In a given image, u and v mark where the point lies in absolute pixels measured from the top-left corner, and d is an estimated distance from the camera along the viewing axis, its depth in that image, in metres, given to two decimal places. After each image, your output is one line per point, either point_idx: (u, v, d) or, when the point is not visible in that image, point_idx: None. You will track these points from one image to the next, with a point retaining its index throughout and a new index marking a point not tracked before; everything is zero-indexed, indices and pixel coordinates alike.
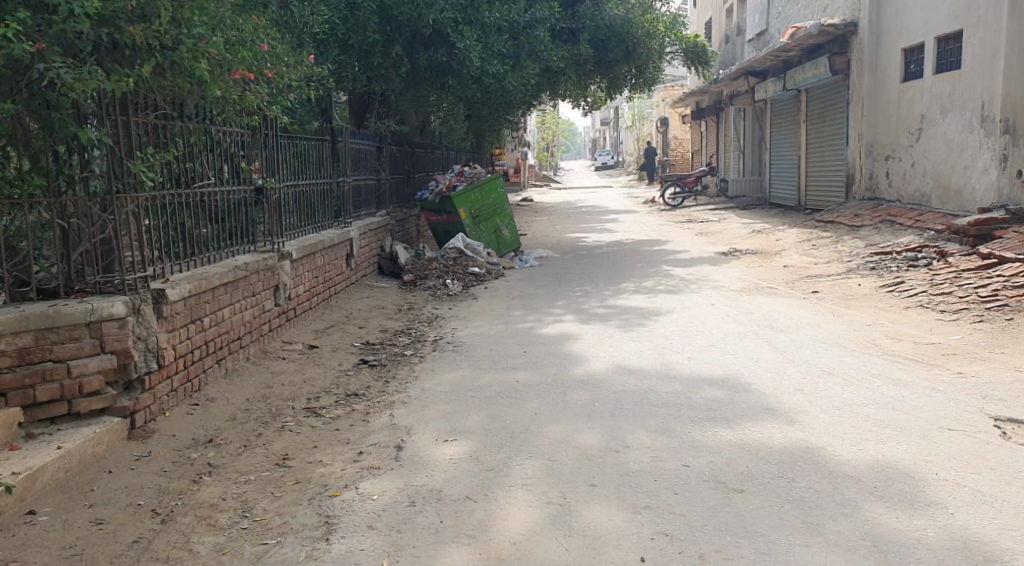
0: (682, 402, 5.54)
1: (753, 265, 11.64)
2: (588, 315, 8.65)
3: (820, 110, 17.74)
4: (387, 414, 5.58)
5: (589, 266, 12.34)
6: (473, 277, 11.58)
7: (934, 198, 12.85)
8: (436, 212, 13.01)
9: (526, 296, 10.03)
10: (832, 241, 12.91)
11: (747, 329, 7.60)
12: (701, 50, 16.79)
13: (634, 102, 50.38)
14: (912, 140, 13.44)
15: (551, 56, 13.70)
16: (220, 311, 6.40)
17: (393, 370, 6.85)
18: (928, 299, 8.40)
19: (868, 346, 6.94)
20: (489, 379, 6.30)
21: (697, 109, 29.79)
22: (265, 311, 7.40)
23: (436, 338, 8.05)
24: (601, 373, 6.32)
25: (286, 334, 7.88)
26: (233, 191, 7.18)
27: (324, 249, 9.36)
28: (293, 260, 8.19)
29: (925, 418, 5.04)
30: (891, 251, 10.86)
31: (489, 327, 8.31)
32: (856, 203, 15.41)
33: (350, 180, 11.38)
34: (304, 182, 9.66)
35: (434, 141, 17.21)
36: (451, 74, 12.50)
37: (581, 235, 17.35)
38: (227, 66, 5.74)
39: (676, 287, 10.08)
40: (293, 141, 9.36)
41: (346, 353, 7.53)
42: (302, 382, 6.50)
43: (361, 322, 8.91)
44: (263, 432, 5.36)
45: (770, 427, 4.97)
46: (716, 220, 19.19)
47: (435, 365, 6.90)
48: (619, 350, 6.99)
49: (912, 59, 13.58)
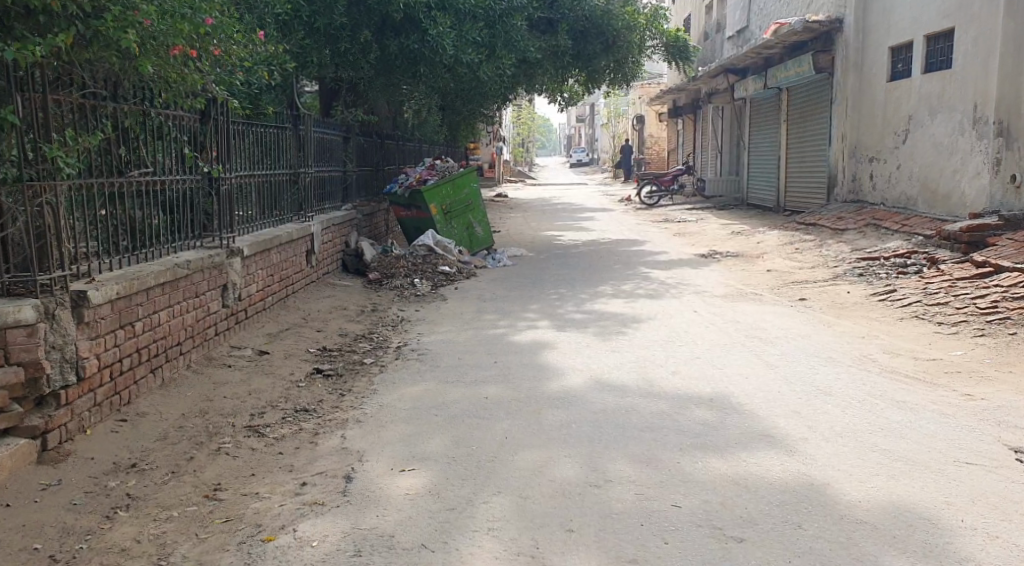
0: (667, 425, 4.99)
1: (736, 270, 11.12)
2: (564, 321, 8.08)
3: (803, 109, 17.30)
4: (338, 435, 4.99)
5: (564, 267, 11.77)
6: (443, 277, 10.96)
7: (920, 202, 12.43)
8: (405, 206, 12.38)
9: (497, 299, 9.42)
10: (816, 244, 12.45)
11: (734, 340, 7.08)
12: (683, 45, 16.22)
13: (611, 100, 49.92)
14: (898, 141, 13.02)
15: (528, 47, 13.10)
16: (157, 315, 5.78)
17: (349, 381, 6.26)
18: (923, 310, 7.92)
19: (864, 361, 6.43)
20: (455, 393, 5.70)
21: (674, 107, 29.34)
22: (210, 313, 6.79)
23: (399, 344, 7.45)
24: (578, 389, 5.75)
25: (234, 338, 7.27)
26: (177, 181, 6.54)
27: (281, 245, 8.71)
28: (245, 258, 7.56)
29: (938, 449, 4.53)
30: (879, 257, 10.40)
31: (457, 333, 7.72)
32: (838, 205, 14.98)
33: (313, 171, 10.74)
34: (261, 173, 9.01)
35: (407, 134, 16.57)
36: (423, 62, 11.86)
37: (556, 233, 16.76)
38: (167, 40, 5.10)
39: (656, 292, 9.54)
40: (250, 128, 8.70)
41: (299, 360, 6.92)
42: (246, 395, 5.90)
43: (319, 325, 8.28)
44: (196, 454, 4.76)
45: (767, 458, 4.43)
46: (694, 220, 18.71)
47: (397, 376, 6.29)
48: (598, 362, 6.42)
49: (900, 58, 13.15)
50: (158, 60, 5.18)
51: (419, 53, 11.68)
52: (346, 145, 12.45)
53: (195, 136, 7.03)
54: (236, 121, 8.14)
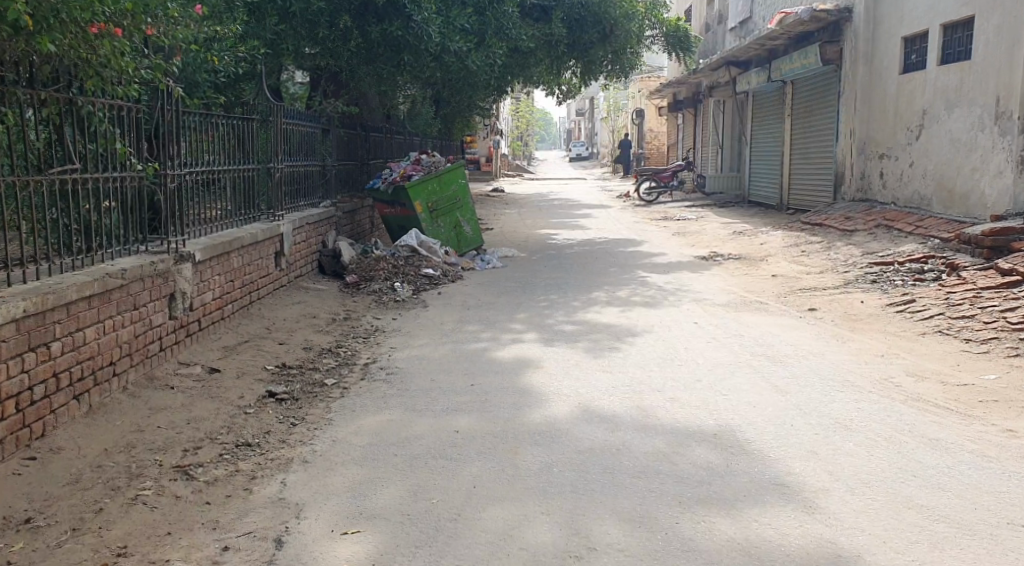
0: (665, 469, 4.26)
1: (739, 274, 10.39)
2: (551, 333, 7.35)
3: (808, 103, 16.55)
4: (278, 480, 4.28)
5: (557, 270, 11.03)
6: (425, 280, 10.21)
7: (935, 202, 11.70)
8: (389, 204, 11.64)
9: (481, 306, 8.67)
10: (823, 246, 11.72)
11: (738, 358, 6.36)
12: (684, 34, 15.46)
13: (611, 93, 49.11)
14: (912, 137, 12.27)
15: (520, 35, 12.33)
16: (82, 332, 5.05)
17: (303, 408, 5.53)
18: (947, 323, 7.18)
19: (886, 387, 5.69)
20: (421, 425, 4.96)
21: (675, 100, 28.55)
22: (153, 327, 6.05)
23: (367, 360, 6.72)
24: (561, 421, 5.01)
25: (183, 353, 6.53)
26: (113, 180, 5.86)
27: (243, 248, 7.96)
28: (197, 263, 6.82)
29: (985, 508, 3.82)
30: (892, 262, 9.66)
31: (433, 347, 6.98)
32: (845, 204, 14.24)
33: (286, 166, 9.99)
34: (224, 168, 8.27)
35: (398, 127, 15.84)
36: (407, 50, 11.09)
37: (551, 231, 16.03)
38: (80, 17, 4.40)
39: (652, 299, 8.82)
40: (211, 120, 7.96)
41: (252, 380, 6.20)
42: (184, 425, 5.17)
43: (282, 337, 7.54)
44: (106, 504, 4.04)
45: (782, 516, 3.73)
46: (693, 218, 17.99)
47: (358, 402, 5.55)
48: (586, 386, 5.69)
49: (913, 49, 12.42)
50: (70, 38, 4.48)
51: (402, 40, 10.91)
52: (325, 138, 11.69)
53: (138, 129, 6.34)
54: (191, 111, 7.44)
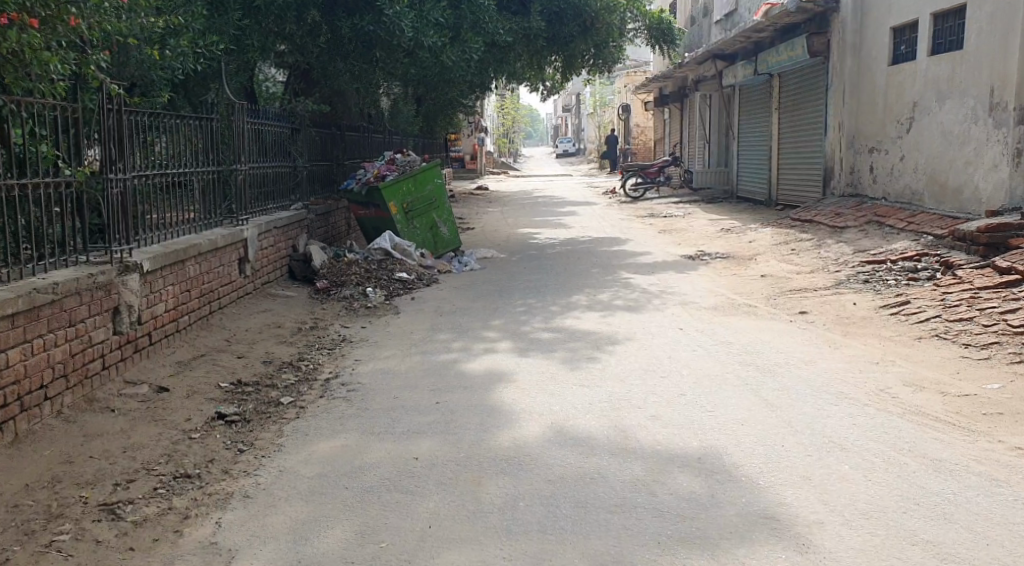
0: (642, 501, 3.86)
1: (726, 274, 9.99)
2: (527, 342, 6.93)
3: (796, 96, 16.17)
4: (213, 519, 3.87)
5: (537, 272, 10.60)
6: (399, 285, 9.76)
7: (927, 197, 11.32)
8: (363, 205, 11.19)
9: (455, 313, 8.23)
10: (813, 243, 11.34)
11: (724, 368, 5.96)
12: (667, 27, 15.06)
13: (597, 88, 48.79)
14: (902, 130, 11.89)
15: (497, 28, 11.88)
16: (3, 355, 4.60)
17: (253, 432, 5.10)
18: (945, 326, 6.79)
19: (881, 399, 5.28)
20: (377, 452, 4.52)
21: (661, 95, 28.17)
22: (94, 344, 5.61)
23: (329, 374, 6.29)
24: (531, 444, 4.58)
25: (131, 371, 6.08)
26: (40, 186, 5.41)
27: (202, 255, 7.51)
28: (146, 274, 6.36)
29: (998, 544, 3.42)
30: (885, 260, 9.27)
31: (400, 360, 6.55)
32: (835, 199, 13.86)
33: (251, 167, 9.53)
34: (181, 171, 7.81)
35: (377, 125, 15.39)
36: (378, 45, 10.63)
37: (534, 231, 15.60)
38: None
39: (636, 303, 8.40)
40: (166, 119, 7.51)
41: (203, 400, 5.76)
42: (119, 454, 4.74)
43: (242, 350, 7.10)
44: (15, 554, 3.62)
45: (769, 561, 3.34)
46: (680, 215, 17.61)
47: (313, 424, 5.11)
48: (561, 402, 5.26)
49: (902, 39, 12.03)
50: None
51: (373, 34, 10.46)
52: (295, 137, 11.21)
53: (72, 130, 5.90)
54: (140, 111, 6.97)
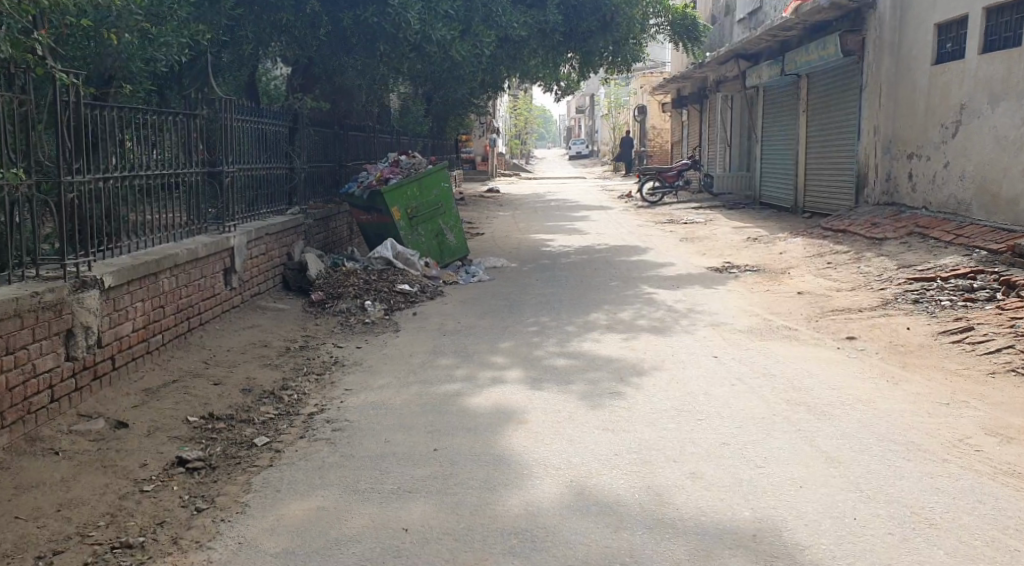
0: None
1: (758, 290, 9.13)
2: (541, 369, 6.11)
3: (826, 97, 15.30)
4: None
5: (551, 285, 9.78)
6: (400, 297, 8.92)
7: (975, 207, 10.45)
8: (364, 209, 10.39)
9: (461, 332, 7.42)
10: (851, 256, 10.47)
11: (771, 409, 5.11)
12: (691, 22, 14.25)
13: (611, 89, 47.88)
14: (947, 134, 11.01)
15: (511, 22, 11.04)
16: None
17: (217, 485, 4.30)
18: (1020, 358, 5.92)
19: (964, 453, 4.43)
20: (360, 519, 3.74)
21: (679, 97, 27.29)
22: (41, 374, 4.82)
23: (314, 408, 5.48)
24: (546, 512, 3.76)
25: (88, 402, 5.28)
26: None
27: (180, 266, 6.72)
28: (108, 290, 5.57)
29: None
30: (935, 277, 8.39)
31: (395, 390, 5.74)
32: (869, 208, 12.98)
33: (242, 169, 8.74)
34: (164, 173, 7.02)
35: (382, 124, 14.60)
36: (382, 38, 9.84)
37: (548, 237, 14.77)
38: None
39: (662, 323, 7.57)
40: (143, 114, 6.71)
41: (165, 439, 4.97)
42: (52, 513, 3.96)
43: (221, 374, 6.31)
44: None
45: None
46: (701, 222, 16.75)
47: (288, 476, 4.31)
48: (581, 452, 4.44)
49: (948, 36, 11.17)
50: None
51: (378, 27, 9.68)
52: (294, 135, 10.42)
53: (10, 124, 5.08)
54: (110, 106, 6.18)
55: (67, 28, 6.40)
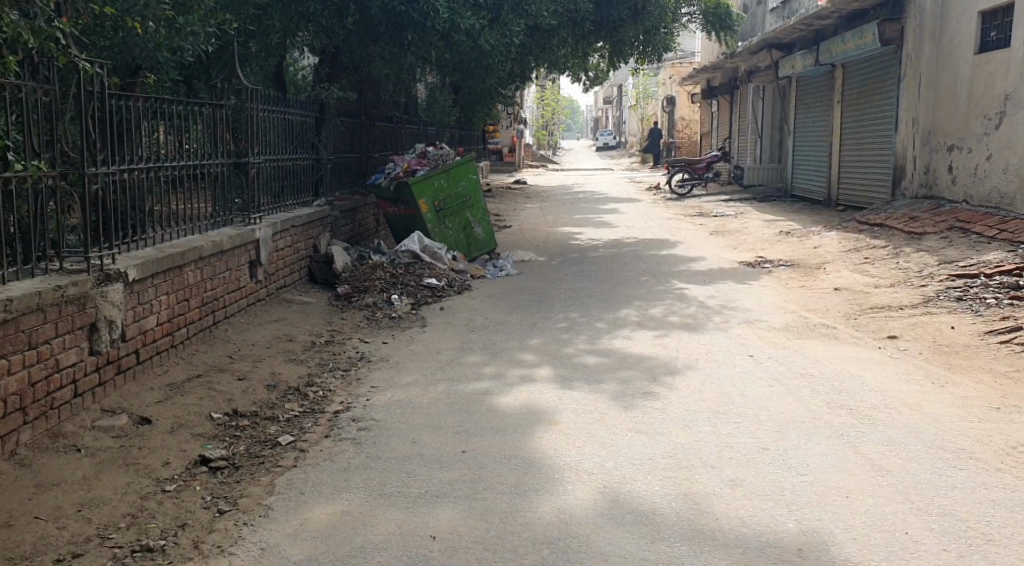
0: None
1: (793, 286, 8.90)
2: (571, 367, 5.95)
3: (862, 88, 14.96)
4: None
5: (580, 279, 9.60)
6: (427, 291, 8.77)
7: (1019, 201, 10.14)
8: (391, 202, 10.28)
9: (489, 328, 7.26)
10: (889, 252, 10.19)
11: (812, 413, 4.91)
12: (723, 11, 13.93)
13: (640, 79, 47.32)
14: (991, 126, 10.69)
15: (541, 11, 10.81)
16: None
17: (239, 486, 4.18)
18: None
19: (1017, 462, 4.21)
20: (387, 526, 3.61)
21: (710, 87, 26.90)
22: (64, 369, 4.73)
23: (339, 406, 5.36)
24: (579, 520, 3.60)
25: (112, 397, 5.20)
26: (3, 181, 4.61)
27: (205, 258, 6.62)
28: (132, 283, 5.46)
29: None
30: (979, 273, 8.12)
31: (421, 388, 5.60)
32: (907, 201, 12.65)
33: (268, 161, 8.62)
34: (191, 164, 6.92)
35: (410, 115, 14.44)
36: (410, 27, 9.67)
37: (576, 229, 14.55)
38: None
39: (695, 320, 7.37)
40: (170, 104, 6.61)
41: (189, 437, 4.86)
42: (73, 513, 3.87)
43: (245, 369, 6.21)
44: None
45: None
46: (732, 215, 16.48)
47: (312, 477, 4.19)
48: (614, 456, 4.27)
49: (994, 24, 10.83)
50: None
51: (406, 16, 9.52)
52: (321, 127, 10.29)
53: (33, 112, 4.99)
54: (138, 96, 6.08)
55: (93, 17, 6.31)
